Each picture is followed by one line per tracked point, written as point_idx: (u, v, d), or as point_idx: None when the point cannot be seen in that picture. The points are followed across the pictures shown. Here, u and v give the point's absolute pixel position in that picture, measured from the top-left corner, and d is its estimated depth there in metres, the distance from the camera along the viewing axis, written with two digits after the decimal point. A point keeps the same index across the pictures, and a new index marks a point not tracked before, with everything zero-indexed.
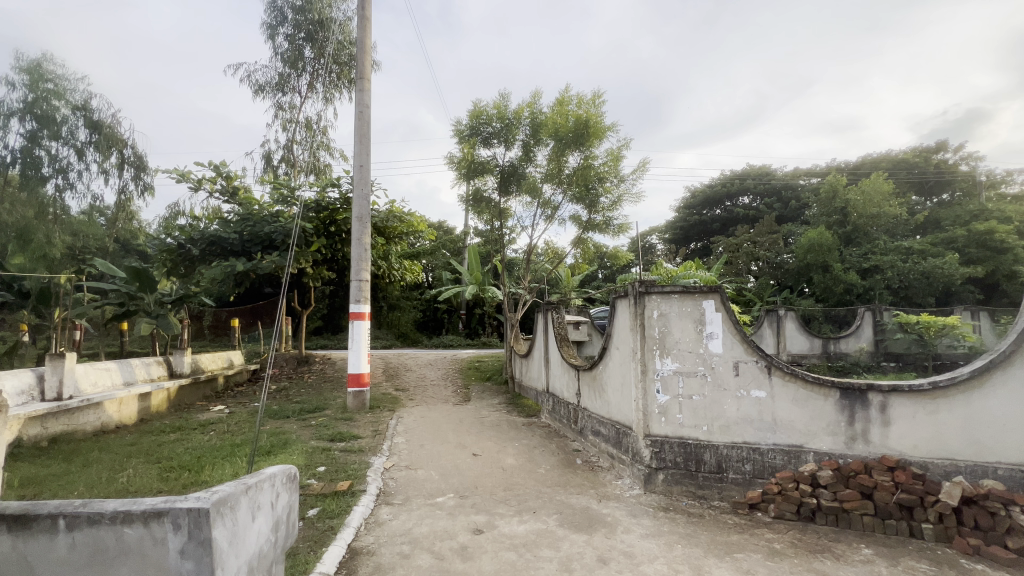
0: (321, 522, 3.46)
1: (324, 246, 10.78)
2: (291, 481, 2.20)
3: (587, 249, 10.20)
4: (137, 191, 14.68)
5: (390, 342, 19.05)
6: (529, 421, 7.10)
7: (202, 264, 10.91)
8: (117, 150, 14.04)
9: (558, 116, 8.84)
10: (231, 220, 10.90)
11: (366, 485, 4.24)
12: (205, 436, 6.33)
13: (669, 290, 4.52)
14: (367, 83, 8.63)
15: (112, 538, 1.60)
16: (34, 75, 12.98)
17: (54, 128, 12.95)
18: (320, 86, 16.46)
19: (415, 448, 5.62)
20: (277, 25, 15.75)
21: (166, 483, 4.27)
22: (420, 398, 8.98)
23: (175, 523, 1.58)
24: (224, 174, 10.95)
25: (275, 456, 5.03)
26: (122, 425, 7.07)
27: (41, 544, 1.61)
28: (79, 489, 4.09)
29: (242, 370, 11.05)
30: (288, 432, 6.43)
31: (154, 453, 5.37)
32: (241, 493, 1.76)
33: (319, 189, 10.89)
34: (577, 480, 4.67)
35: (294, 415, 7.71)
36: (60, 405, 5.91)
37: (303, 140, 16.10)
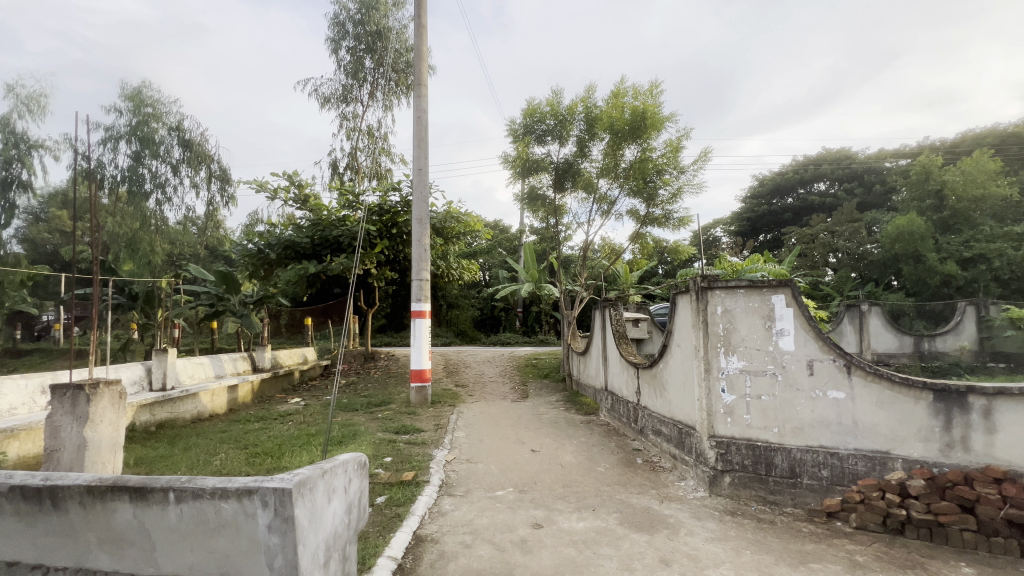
0: (389, 509, 3.65)
1: (387, 248, 11.29)
2: (361, 468, 2.34)
3: (646, 244, 9.92)
4: (222, 202, 16.11)
5: (450, 340, 19.59)
6: (587, 419, 7.05)
7: (279, 267, 11.80)
8: (206, 165, 15.46)
9: (614, 110, 8.69)
10: (303, 225, 11.65)
11: (429, 476, 4.41)
12: (284, 426, 6.85)
13: (734, 284, 4.30)
14: (423, 89, 8.91)
15: (211, 511, 1.79)
16: (138, 102, 14.60)
17: (153, 148, 14.48)
18: (380, 94, 17.19)
19: (475, 442, 5.77)
20: (339, 39, 16.56)
21: (253, 466, 4.69)
22: (479, 394, 9.17)
23: (263, 500, 1.74)
24: (296, 183, 11.75)
25: (346, 446, 5.36)
26: (216, 413, 7.83)
27: (155, 513, 1.83)
28: (181, 469, 4.59)
29: (315, 365, 11.85)
30: (357, 424, 6.80)
31: (242, 440, 5.91)
32: (319, 476, 1.91)
33: (381, 193, 11.40)
34: (638, 480, 4.58)
35: (362, 408, 8.17)
36: (164, 395, 6.65)
37: (365, 147, 16.90)
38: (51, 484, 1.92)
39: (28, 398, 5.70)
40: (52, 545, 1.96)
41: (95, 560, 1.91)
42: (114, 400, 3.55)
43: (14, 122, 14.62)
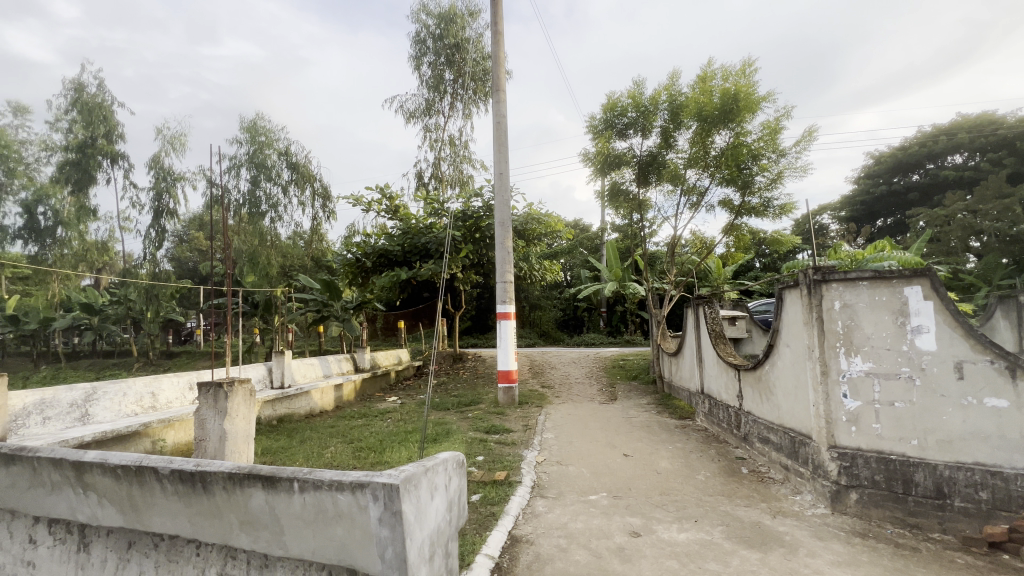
0: (484, 508, 3.73)
1: (472, 252, 11.66)
2: (460, 467, 2.40)
3: (741, 236, 9.21)
4: (324, 217, 17.70)
5: (534, 341, 19.73)
6: (683, 424, 6.69)
7: (374, 275, 12.68)
8: (310, 184, 17.09)
9: (701, 95, 8.20)
10: (394, 234, 12.39)
11: (521, 476, 4.45)
12: (384, 423, 7.33)
13: (855, 276, 3.83)
14: (502, 94, 9.07)
15: (330, 502, 1.94)
16: (254, 133, 16.54)
17: (267, 172, 16.33)
18: (460, 104, 17.81)
19: (564, 444, 5.72)
20: (421, 55, 17.39)
21: (359, 460, 5.06)
22: (566, 395, 9.10)
23: (374, 494, 1.84)
24: (388, 195, 12.56)
25: (441, 444, 5.59)
26: (325, 410, 8.58)
27: (283, 500, 2.02)
28: (299, 461, 5.08)
29: (409, 366, 12.57)
30: (449, 423, 7.06)
31: (348, 435, 6.42)
32: (422, 473, 1.98)
33: (464, 199, 11.79)
34: (744, 491, 4.23)
35: (453, 407, 8.49)
36: (283, 392, 7.42)
37: (448, 156, 17.59)
38: (201, 469, 2.20)
39: (180, 393, 6.67)
40: (205, 522, 2.25)
41: (237, 537, 2.18)
42: (246, 397, 3.99)
43: (163, 159, 17.30)
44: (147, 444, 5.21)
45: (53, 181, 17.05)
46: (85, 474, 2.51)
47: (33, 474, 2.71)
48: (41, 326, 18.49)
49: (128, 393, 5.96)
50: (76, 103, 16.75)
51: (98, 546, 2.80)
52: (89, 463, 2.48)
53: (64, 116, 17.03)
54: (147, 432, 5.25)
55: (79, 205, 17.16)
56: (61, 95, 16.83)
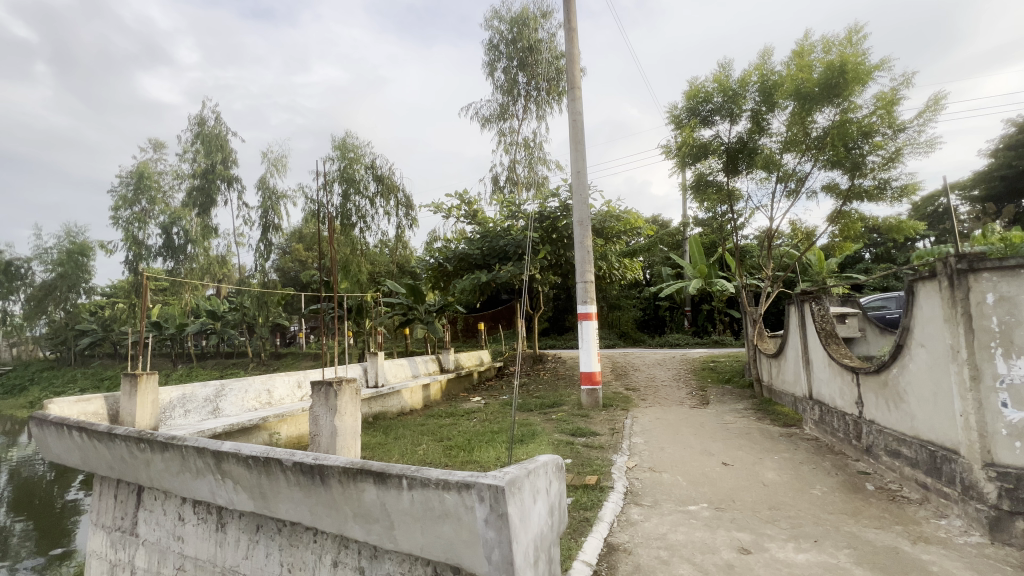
0: (577, 513, 3.67)
1: (550, 253, 11.64)
2: (559, 471, 2.37)
3: (850, 223, 8.26)
4: (408, 224, 18.63)
5: (614, 342, 19.27)
6: (788, 431, 6.13)
7: (456, 278, 13.12)
8: (394, 194, 18.12)
9: (799, 71, 7.50)
10: (474, 238, 12.73)
11: (613, 482, 4.33)
12: (470, 422, 7.53)
13: (1015, 264, 3.24)
14: (577, 91, 8.95)
15: (437, 500, 2.00)
16: (344, 150, 17.84)
17: (356, 185, 17.53)
18: (534, 106, 17.87)
19: (656, 449, 5.48)
20: (494, 61, 17.68)
21: (450, 458, 5.23)
22: (653, 398, 8.74)
23: (480, 495, 1.86)
24: (466, 201, 12.93)
25: (528, 445, 5.61)
26: (414, 409, 9.01)
27: (394, 496, 2.12)
28: (396, 457, 5.36)
29: (490, 367, 12.84)
30: (534, 424, 7.07)
31: (438, 433, 6.66)
32: (525, 476, 1.97)
33: (540, 200, 11.80)
34: (872, 511, 3.75)
35: (537, 409, 8.50)
36: (378, 391, 7.89)
37: (522, 159, 17.72)
38: (319, 462, 2.37)
39: (290, 390, 7.36)
40: (325, 512, 2.43)
41: (351, 528, 2.34)
42: (353, 396, 4.26)
43: (269, 180, 19.28)
44: (265, 436, 5.79)
45: (184, 205, 19.68)
46: (222, 462, 2.82)
47: (182, 460, 3.10)
48: (178, 331, 21.45)
49: (248, 390, 6.68)
50: (200, 136, 19.20)
51: (234, 525, 3.17)
52: (226, 453, 2.79)
53: (191, 148, 19.63)
54: (265, 425, 5.82)
55: (204, 225, 19.63)
56: (188, 129, 19.40)
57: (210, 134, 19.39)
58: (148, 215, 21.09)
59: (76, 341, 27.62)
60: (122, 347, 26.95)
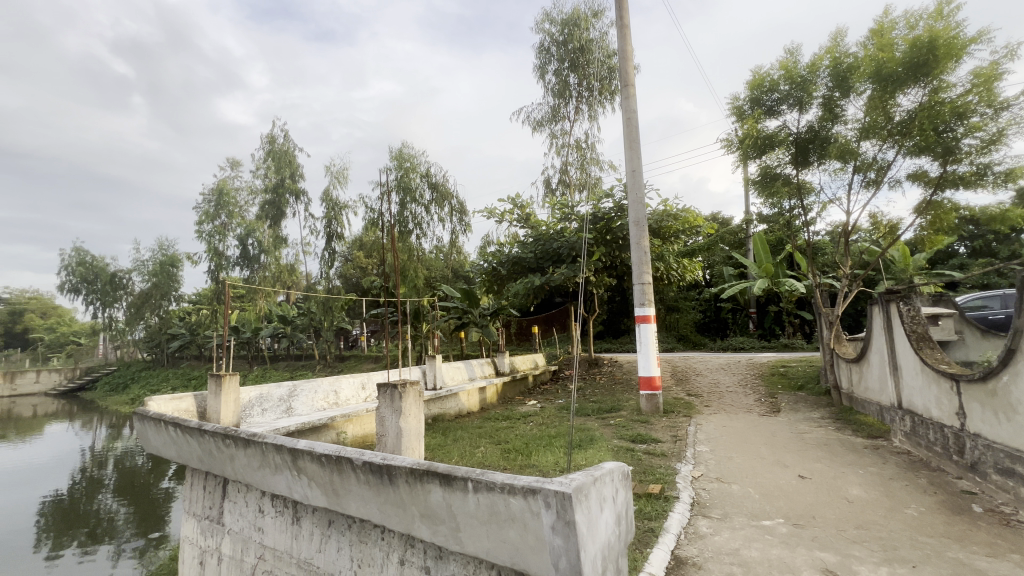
0: (641, 523, 3.56)
1: (605, 254, 11.46)
2: (626, 479, 2.30)
3: (943, 214, 7.47)
4: (461, 230, 19.01)
5: (673, 345, 18.57)
6: (873, 444, 5.62)
7: (510, 281, 13.22)
8: (448, 201, 18.62)
9: (879, 51, 6.91)
10: (527, 242, 12.76)
11: (678, 492, 4.16)
12: (527, 426, 7.53)
13: None
14: (631, 89, 8.75)
15: (503, 505, 2.00)
16: (401, 160, 18.51)
17: (412, 194, 18.13)
18: (586, 107, 17.71)
19: (723, 459, 5.21)
20: (545, 64, 17.67)
21: (509, 461, 5.24)
22: (717, 405, 8.33)
23: (546, 501, 1.84)
24: (519, 205, 12.99)
25: (587, 451, 5.52)
26: (472, 411, 9.15)
27: (460, 498, 2.15)
28: (455, 458, 5.45)
29: (545, 370, 12.80)
30: (592, 429, 6.95)
31: (496, 436, 6.71)
32: (591, 483, 1.93)
33: (594, 202, 11.63)
34: (981, 537, 3.34)
35: (594, 414, 8.36)
36: (437, 393, 8.09)
37: (575, 160, 17.58)
38: (388, 462, 2.45)
39: (355, 391, 7.69)
40: (392, 511, 2.51)
41: (418, 528, 2.40)
42: (416, 397, 4.38)
43: (332, 192, 20.38)
44: (333, 435, 6.08)
45: (259, 218, 21.23)
46: (298, 459, 3.00)
47: (262, 456, 3.32)
48: (253, 334, 23.13)
49: (317, 391, 7.06)
50: (272, 153, 20.68)
51: (308, 519, 3.35)
52: (302, 451, 2.95)
53: (263, 165, 21.16)
54: (333, 424, 6.12)
55: (275, 236, 21.09)
56: (261, 148, 20.94)
57: (280, 151, 20.82)
58: (227, 228, 22.96)
59: (167, 343, 30.53)
60: (206, 349, 29.42)
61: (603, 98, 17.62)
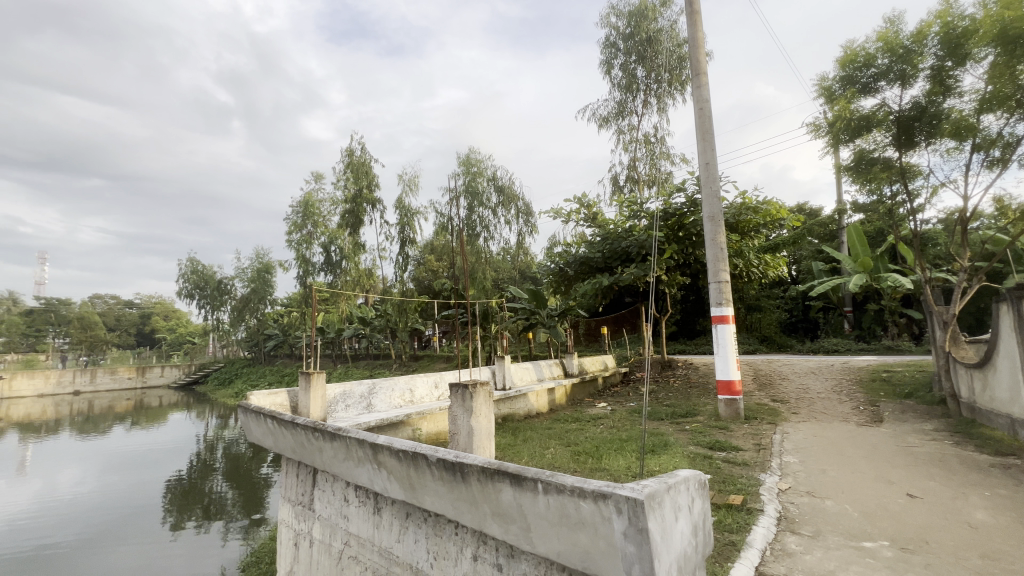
0: (721, 535, 3.38)
1: (677, 252, 10.99)
2: (703, 488, 2.19)
3: None
4: (528, 231, 19.15)
5: (754, 347, 17.35)
6: (1002, 462, 4.88)
7: (577, 282, 13.11)
8: (514, 203, 18.89)
9: (1004, 10, 6.02)
10: (595, 241, 12.57)
11: (762, 505, 3.89)
12: (598, 429, 7.41)
13: None
14: (703, 78, 8.32)
15: (573, 508, 1.99)
16: (468, 165, 19.01)
17: (480, 198, 18.55)
18: (655, 99, 17.11)
19: (814, 471, 4.78)
20: (611, 59, 17.30)
21: (579, 464, 5.19)
22: (807, 412, 7.67)
23: (617, 507, 1.81)
24: (586, 204, 12.84)
25: (660, 457, 5.33)
26: (541, 412, 9.17)
27: (531, 499, 2.17)
28: (526, 459, 5.50)
29: (615, 372, 12.54)
30: (666, 434, 6.69)
31: (566, 438, 6.67)
32: (665, 490, 1.87)
33: (664, 197, 11.19)
34: None
35: (668, 418, 8.06)
36: (506, 393, 8.22)
37: (643, 155, 17.04)
38: (461, 460, 2.53)
39: (429, 390, 8.01)
40: (466, 507, 2.58)
41: (490, 526, 2.46)
42: (486, 397, 4.48)
43: (405, 200, 21.40)
44: (409, 431, 6.38)
45: (340, 226, 22.82)
46: (378, 453, 3.18)
47: (347, 449, 3.57)
48: (336, 335, 24.89)
49: (394, 388, 7.45)
50: (351, 166, 22.18)
51: (387, 511, 3.54)
52: (381, 445, 3.13)
53: (343, 177, 22.69)
54: (408, 421, 6.42)
55: (355, 243, 22.55)
56: (340, 161, 22.47)
57: (358, 163, 22.24)
58: (313, 237, 24.88)
59: (265, 343, 33.71)
60: (296, 348, 32.09)
61: (673, 89, 16.92)
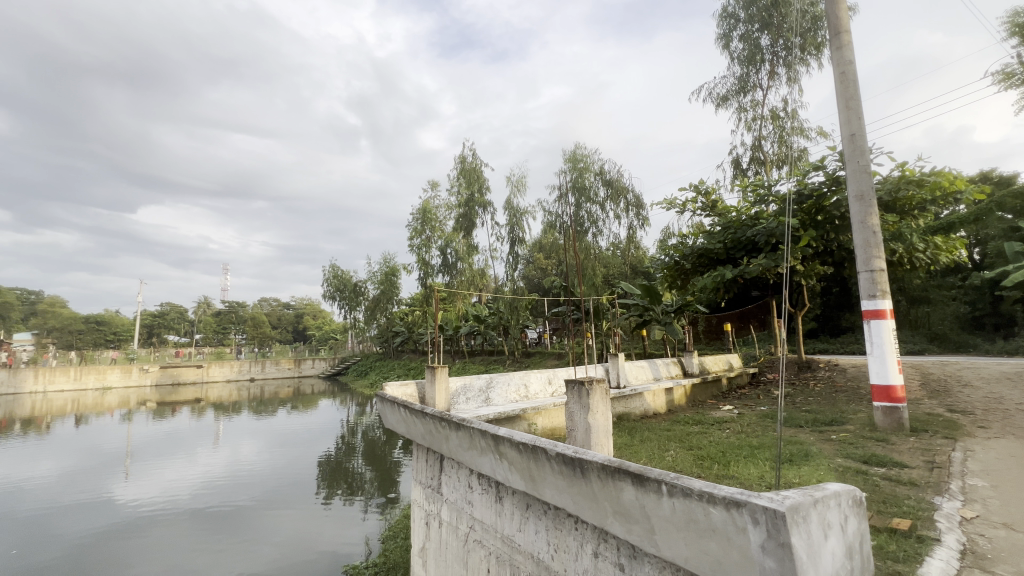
0: (882, 563, 2.93)
1: (815, 239, 9.74)
2: (859, 506, 1.93)
3: None
4: (639, 224, 18.46)
5: (922, 348, 14.64)
6: None
7: (695, 276, 12.30)
8: (623, 196, 18.35)
9: None
10: (714, 231, 11.66)
11: (939, 533, 3.28)
12: (723, 433, 6.88)
13: None
14: (845, 36, 7.23)
15: (701, 513, 1.89)
16: (575, 161, 18.93)
17: (587, 193, 18.36)
18: (783, 69, 15.35)
19: (1012, 499, 3.89)
20: (730, 31, 15.90)
21: (704, 469, 4.87)
22: (999, 426, 6.27)
23: (754, 517, 1.68)
24: (703, 191, 11.97)
25: (800, 468, 4.78)
26: (658, 412, 8.80)
27: (654, 501, 2.11)
28: (645, 460, 5.33)
29: (741, 372, 11.54)
30: (807, 443, 5.97)
31: (687, 441, 6.32)
32: (811, 505, 1.68)
33: (798, 177, 9.98)
34: None
35: (808, 425, 7.20)
36: (621, 392, 8.03)
37: (770, 133, 15.38)
38: (580, 456, 2.55)
39: (543, 386, 8.16)
40: (586, 503, 2.60)
41: (612, 524, 2.44)
42: (603, 395, 4.43)
43: (513, 201, 22.04)
44: (525, 425, 6.58)
45: (455, 230, 24.30)
46: (500, 444, 3.33)
47: (470, 439, 3.80)
48: (454, 331, 26.59)
49: (510, 383, 7.74)
50: (463, 172, 23.48)
51: (508, 500, 3.71)
52: (503, 437, 3.28)
53: (456, 183, 24.08)
54: (524, 416, 6.61)
55: (468, 245, 23.83)
56: (454, 168, 23.89)
57: (469, 169, 23.46)
58: (431, 241, 26.84)
59: (394, 339, 37.23)
60: (420, 344, 34.95)
61: (806, 54, 14.99)
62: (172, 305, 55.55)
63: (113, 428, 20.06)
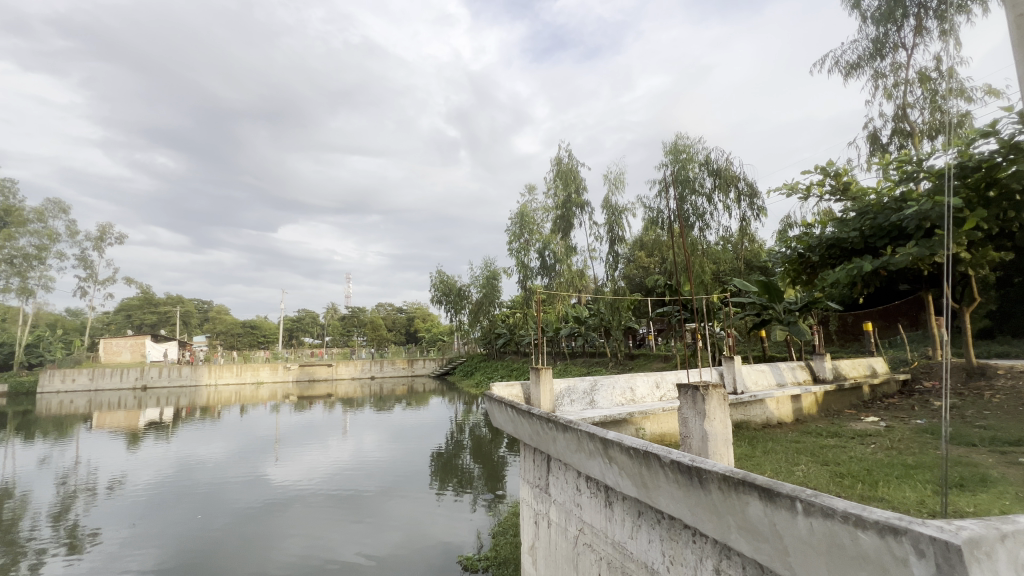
0: None
1: (985, 220, 8.09)
2: None
3: None
4: (753, 215, 16.91)
5: None
6: None
7: (825, 269, 10.89)
8: (734, 186, 16.95)
9: None
10: (848, 217, 10.24)
11: None
12: (867, 448, 6.01)
13: None
14: None
15: (848, 538, 1.70)
16: (676, 152, 17.93)
17: (691, 185, 17.29)
18: (934, 22, 13.03)
19: None
20: None
21: (845, 489, 4.30)
22: None
23: (917, 547, 1.46)
24: (832, 173, 10.59)
25: (976, 495, 4.00)
26: (784, 421, 7.96)
27: (787, 518, 1.92)
28: (770, 473, 4.87)
29: (889, 380, 9.97)
30: (982, 465, 4.97)
31: (821, 455, 5.63)
32: (997, 540, 1.41)
33: (959, 147, 8.38)
34: None
35: (983, 444, 6.00)
36: (739, 398, 7.42)
37: (918, 99, 13.14)
38: (697, 465, 2.41)
39: (650, 390, 7.85)
40: (706, 515, 2.45)
41: (737, 540, 2.27)
42: (720, 401, 4.13)
43: (612, 199, 21.52)
44: (633, 429, 6.38)
45: (553, 231, 24.42)
46: (609, 448, 3.28)
47: (578, 441, 3.79)
48: (555, 333, 26.69)
49: (615, 386, 7.56)
50: (560, 173, 23.50)
51: (619, 506, 3.62)
52: (612, 441, 3.22)
53: (553, 185, 24.19)
54: (631, 420, 6.41)
55: (567, 246, 23.80)
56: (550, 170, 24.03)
57: (565, 170, 23.42)
58: (529, 244, 27.26)
59: (496, 341, 38.41)
60: (521, 346, 35.65)
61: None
62: (307, 311, 63.36)
63: (265, 417, 23.40)
